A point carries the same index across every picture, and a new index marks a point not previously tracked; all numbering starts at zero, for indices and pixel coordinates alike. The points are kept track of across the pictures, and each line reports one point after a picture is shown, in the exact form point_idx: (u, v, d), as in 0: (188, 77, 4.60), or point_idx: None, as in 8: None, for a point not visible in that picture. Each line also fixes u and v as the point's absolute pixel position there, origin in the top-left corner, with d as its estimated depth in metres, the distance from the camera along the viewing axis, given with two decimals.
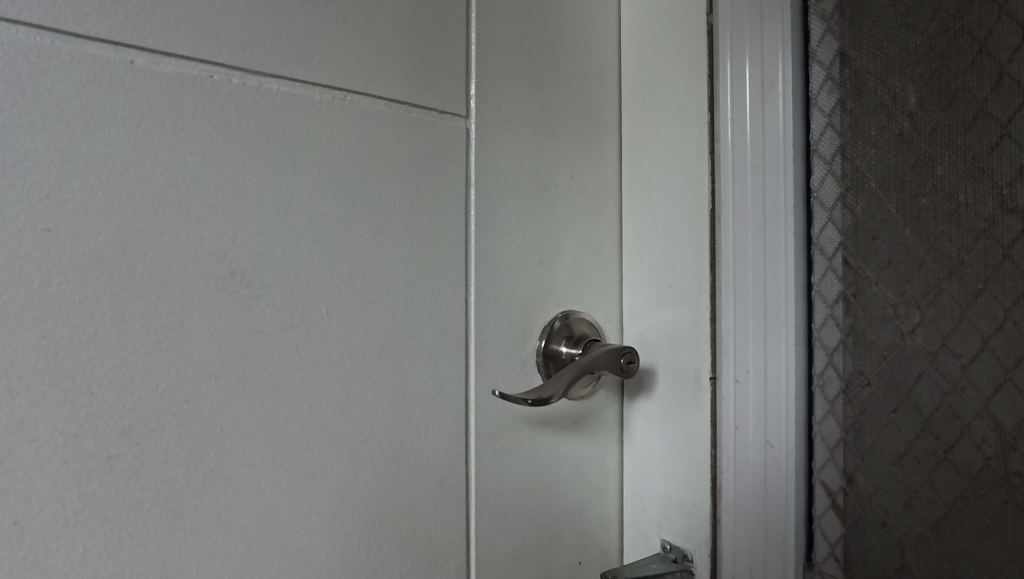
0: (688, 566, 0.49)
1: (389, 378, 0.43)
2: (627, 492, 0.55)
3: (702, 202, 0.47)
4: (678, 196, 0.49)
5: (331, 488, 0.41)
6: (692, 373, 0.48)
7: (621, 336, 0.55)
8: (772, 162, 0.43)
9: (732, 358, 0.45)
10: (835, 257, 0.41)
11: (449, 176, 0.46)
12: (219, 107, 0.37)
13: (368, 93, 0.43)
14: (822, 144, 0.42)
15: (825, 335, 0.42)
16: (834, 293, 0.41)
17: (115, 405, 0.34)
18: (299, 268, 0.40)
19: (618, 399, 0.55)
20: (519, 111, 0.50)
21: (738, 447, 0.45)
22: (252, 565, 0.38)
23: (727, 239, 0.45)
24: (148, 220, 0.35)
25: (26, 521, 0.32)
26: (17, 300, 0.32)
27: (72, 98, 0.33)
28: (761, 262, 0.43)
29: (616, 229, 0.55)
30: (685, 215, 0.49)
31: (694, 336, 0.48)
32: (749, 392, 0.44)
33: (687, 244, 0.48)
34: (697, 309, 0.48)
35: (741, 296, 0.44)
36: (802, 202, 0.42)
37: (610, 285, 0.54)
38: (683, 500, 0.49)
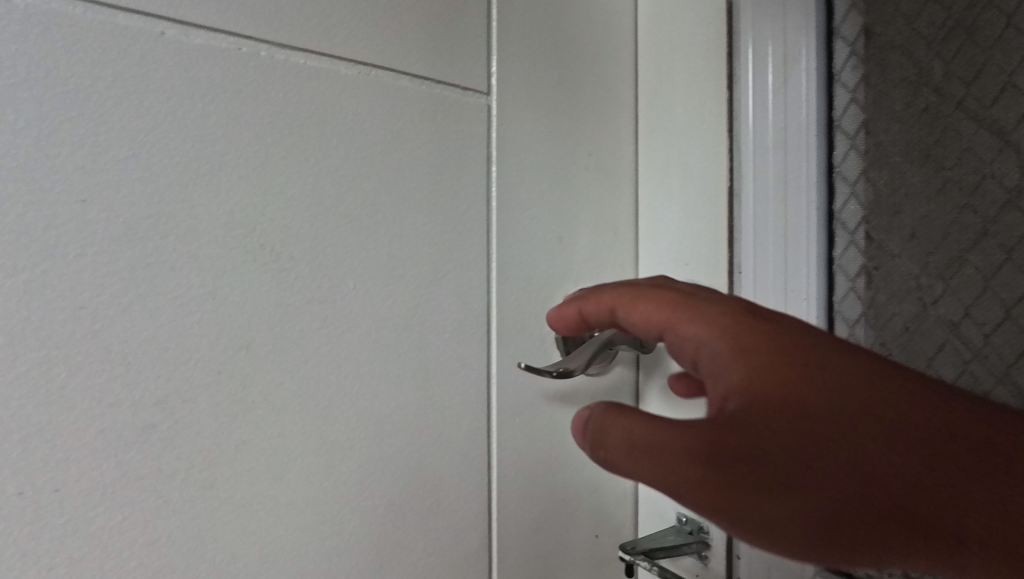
0: (705, 537, 0.50)
1: (414, 352, 0.44)
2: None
3: (720, 179, 0.48)
4: (696, 175, 0.50)
5: (359, 460, 0.41)
6: None
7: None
8: (794, 138, 0.43)
9: None
10: (858, 231, 0.42)
11: (470, 152, 0.46)
12: (248, 80, 0.37)
13: (392, 68, 0.43)
14: (845, 120, 0.42)
15: (846, 308, 0.42)
16: (856, 267, 0.42)
17: (150, 375, 0.34)
18: (327, 243, 0.40)
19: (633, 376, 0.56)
20: (538, 89, 0.50)
21: None
22: (283, 533, 0.39)
23: (746, 215, 0.46)
24: (181, 192, 0.35)
25: (67, 488, 0.32)
26: (54, 270, 0.32)
27: (104, 69, 0.33)
28: (782, 237, 0.44)
29: (631, 209, 0.55)
30: (703, 194, 0.49)
31: None
32: None
33: (705, 222, 0.49)
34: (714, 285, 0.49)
35: (762, 271, 0.45)
36: (824, 177, 0.43)
37: (626, 264, 0.55)
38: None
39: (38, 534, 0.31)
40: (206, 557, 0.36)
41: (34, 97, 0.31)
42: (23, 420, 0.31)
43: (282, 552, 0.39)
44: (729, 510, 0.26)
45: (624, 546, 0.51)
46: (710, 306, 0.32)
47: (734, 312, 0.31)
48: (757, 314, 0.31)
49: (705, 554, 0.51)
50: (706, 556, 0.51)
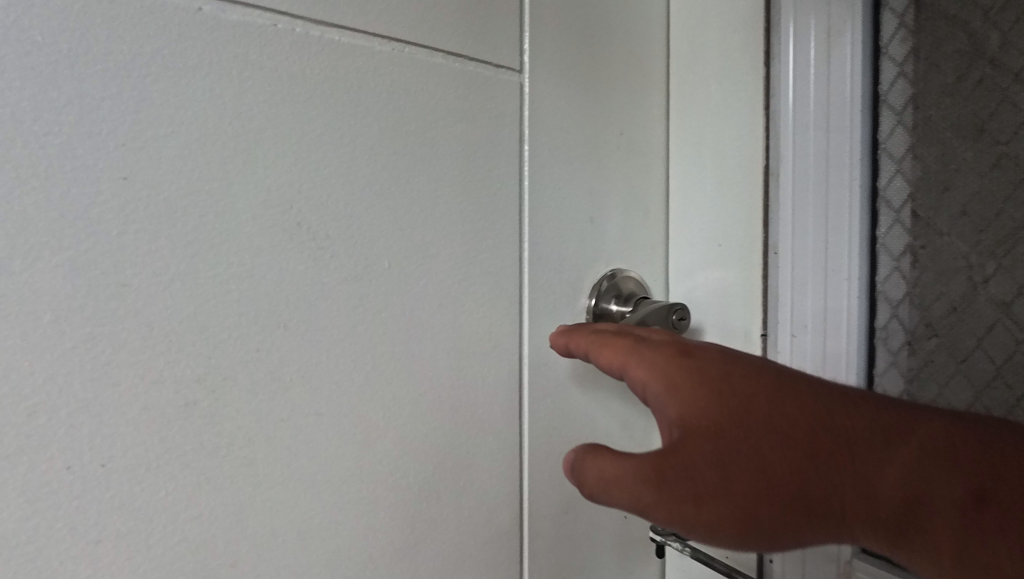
0: None
1: (447, 332, 0.44)
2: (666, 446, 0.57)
3: (755, 159, 0.47)
4: (730, 153, 0.49)
5: (394, 439, 0.42)
6: (741, 330, 0.49)
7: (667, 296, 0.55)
8: (837, 116, 0.43)
9: (790, 313, 0.46)
10: (904, 210, 0.42)
11: (503, 131, 0.46)
12: (284, 57, 0.37)
13: (426, 45, 0.42)
14: (892, 95, 0.43)
15: (890, 287, 0.44)
16: (901, 246, 0.43)
17: (191, 352, 0.35)
18: (362, 222, 0.40)
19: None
20: (571, 66, 0.49)
21: None
22: (321, 510, 0.39)
23: (784, 194, 0.46)
24: (219, 170, 0.35)
25: (113, 463, 0.33)
26: (98, 247, 0.32)
27: (143, 45, 0.33)
28: (822, 216, 0.44)
29: (662, 188, 0.55)
30: (738, 173, 0.49)
31: (743, 294, 0.49)
32: (806, 346, 0.46)
33: (738, 203, 0.49)
34: (747, 267, 0.49)
35: (801, 250, 0.45)
36: (868, 154, 0.43)
37: (656, 245, 0.54)
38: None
39: (86, 507, 0.32)
40: (247, 532, 0.37)
41: (76, 74, 0.31)
42: (70, 396, 0.31)
43: (320, 528, 0.39)
44: (685, 512, 0.28)
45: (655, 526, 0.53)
46: (647, 346, 0.35)
47: (669, 349, 0.34)
48: (690, 349, 0.34)
49: None
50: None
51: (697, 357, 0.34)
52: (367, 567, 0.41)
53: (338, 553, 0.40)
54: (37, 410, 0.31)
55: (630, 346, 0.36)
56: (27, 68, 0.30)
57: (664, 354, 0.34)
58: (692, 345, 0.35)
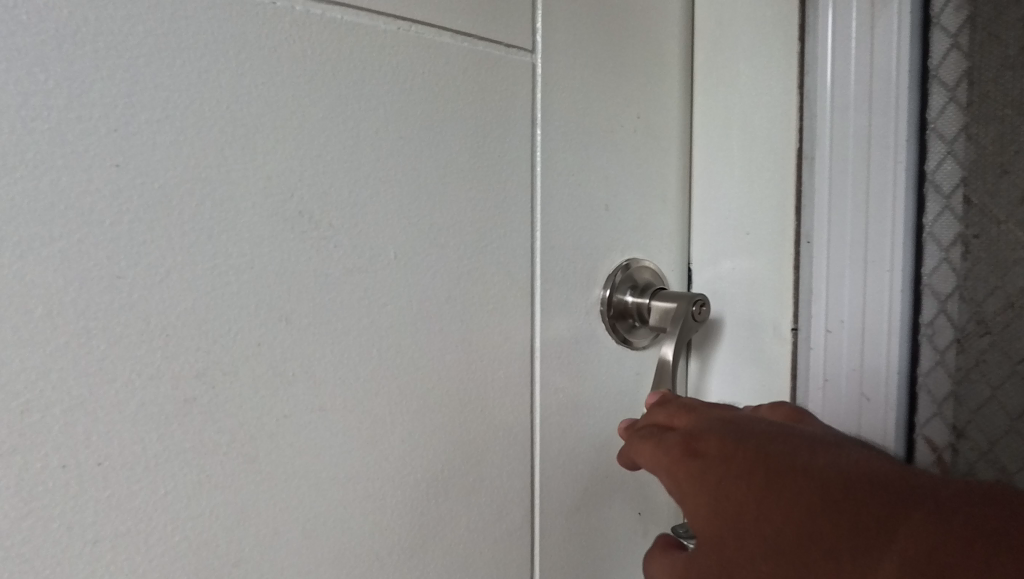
0: None
1: (456, 324, 0.42)
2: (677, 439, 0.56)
3: (789, 141, 0.45)
4: (760, 136, 0.47)
5: (401, 435, 0.40)
6: (772, 324, 0.48)
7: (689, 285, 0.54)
8: (882, 95, 0.41)
9: (824, 307, 0.44)
10: (953, 196, 0.40)
11: (514, 114, 0.44)
12: (283, 37, 0.35)
13: (433, 24, 0.40)
14: (944, 68, 0.40)
15: (937, 280, 0.41)
16: (950, 235, 0.41)
17: (190, 346, 0.33)
18: (366, 210, 0.38)
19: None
20: (586, 45, 0.46)
21: (829, 397, 0.45)
22: (326, 507, 0.38)
23: (821, 178, 0.44)
24: (216, 156, 0.33)
25: (110, 462, 0.32)
26: (90, 238, 0.31)
27: (134, 25, 0.31)
28: (863, 202, 0.42)
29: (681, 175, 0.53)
30: (769, 158, 0.47)
31: (772, 285, 0.47)
32: (842, 342, 0.44)
33: (769, 188, 0.47)
34: (778, 257, 0.47)
35: (838, 240, 0.43)
36: (916, 133, 0.41)
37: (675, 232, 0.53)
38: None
39: (83, 507, 0.31)
40: (251, 531, 0.36)
41: (64, 55, 0.30)
42: (65, 392, 0.30)
43: (325, 527, 0.38)
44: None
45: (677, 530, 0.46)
46: (662, 449, 0.36)
47: (680, 453, 0.35)
48: (697, 444, 0.35)
49: None
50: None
51: (702, 456, 0.34)
52: (374, 567, 0.40)
53: (343, 552, 0.39)
54: (32, 407, 0.30)
55: (652, 448, 0.37)
56: (12, 49, 0.29)
57: (675, 454, 0.35)
58: (700, 437, 0.35)
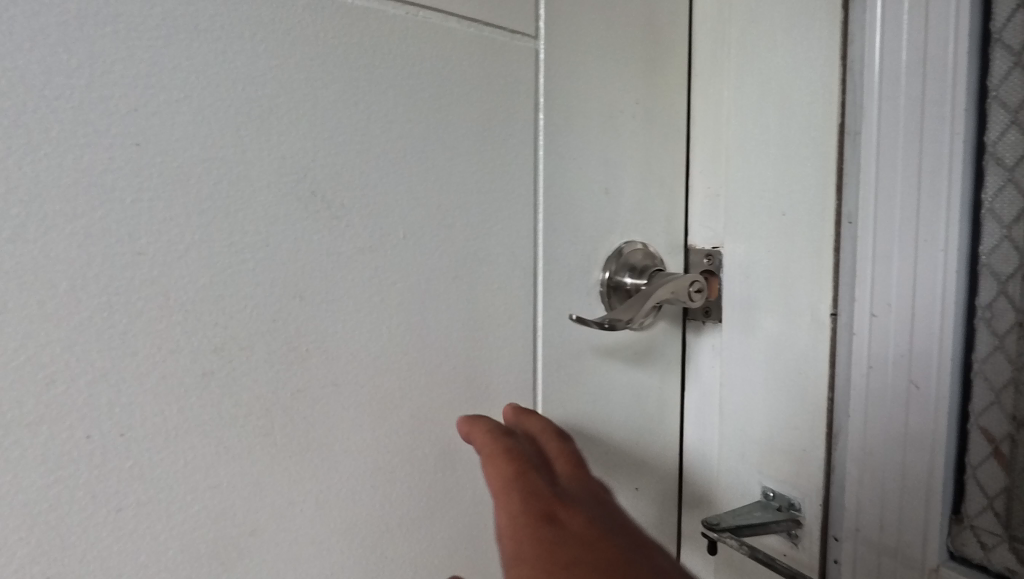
0: (796, 515, 0.46)
1: (463, 303, 0.43)
2: (697, 418, 0.54)
3: (833, 116, 0.42)
4: (798, 110, 0.44)
5: (410, 409, 0.42)
6: (809, 310, 0.44)
7: (715, 268, 0.52)
8: (937, 62, 0.37)
9: (869, 290, 0.41)
10: (1018, 169, 0.36)
11: (520, 99, 0.45)
12: (298, 21, 0.36)
13: (441, 9, 0.41)
14: (1009, 33, 0.36)
15: (995, 259, 0.37)
16: (1012, 211, 0.36)
17: (208, 321, 0.34)
18: (376, 191, 0.39)
19: (698, 323, 0.54)
20: (588, 32, 0.48)
21: (872, 388, 0.41)
22: (337, 479, 0.39)
23: (868, 153, 0.40)
24: (233, 136, 0.34)
25: (131, 433, 0.33)
26: (113, 215, 0.31)
27: (154, 7, 0.32)
28: (916, 177, 0.38)
29: (710, 154, 0.52)
30: (806, 134, 0.44)
31: (807, 268, 0.44)
32: (889, 327, 0.40)
33: (806, 168, 0.44)
34: (817, 239, 0.44)
35: (887, 218, 0.40)
36: (974, 105, 0.37)
37: (699, 212, 0.53)
38: (788, 443, 0.47)
39: (107, 476, 0.32)
40: (265, 503, 0.37)
41: (85, 36, 0.30)
42: (89, 364, 0.31)
43: (336, 498, 0.39)
44: None
45: (707, 521, 0.47)
46: (523, 481, 0.35)
47: (537, 506, 0.33)
48: (559, 510, 0.32)
49: (795, 532, 0.46)
50: (797, 535, 0.46)
51: (559, 524, 0.31)
52: (383, 537, 0.41)
53: (355, 522, 0.40)
54: (55, 379, 0.31)
55: (511, 476, 0.35)
56: (37, 30, 0.29)
57: (530, 507, 0.33)
58: (565, 504, 0.33)
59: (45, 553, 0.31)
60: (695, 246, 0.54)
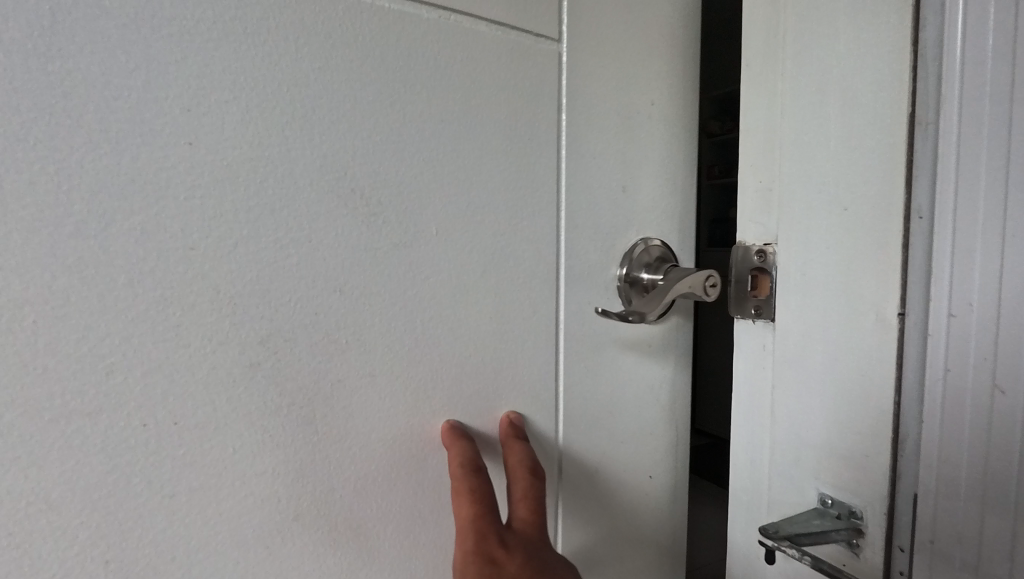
0: (858, 523, 0.40)
1: (491, 297, 0.45)
2: (745, 422, 0.48)
3: (891, 94, 0.37)
4: (863, 88, 0.38)
5: (442, 399, 0.43)
6: (869, 307, 0.38)
7: (765, 267, 0.46)
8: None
9: (947, 284, 0.33)
10: None
11: (543, 100, 0.47)
12: (338, 24, 0.37)
13: (470, 13, 0.43)
14: None
15: None
16: None
17: (255, 314, 0.36)
18: (412, 188, 0.40)
19: (745, 322, 0.48)
20: (607, 35, 0.49)
21: (951, 396, 0.34)
22: (374, 467, 0.41)
23: (925, 131, 0.35)
24: (278, 135, 0.36)
25: (184, 422, 0.34)
26: (168, 211, 0.33)
27: (205, 11, 0.33)
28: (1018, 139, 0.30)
29: (762, 142, 0.46)
30: (874, 114, 0.37)
31: (859, 261, 0.39)
32: (973, 326, 0.32)
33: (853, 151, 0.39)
34: (879, 230, 0.37)
35: (964, 196, 0.33)
36: None
37: (750, 206, 0.47)
38: (849, 451, 0.40)
39: (161, 463, 0.33)
40: (306, 490, 0.38)
41: (141, 40, 0.31)
42: (144, 356, 0.33)
43: (373, 485, 0.41)
44: None
45: (762, 529, 0.41)
46: (477, 527, 0.39)
47: (484, 553, 0.38)
48: (500, 554, 0.38)
49: (857, 541, 0.40)
50: (857, 544, 0.40)
51: (498, 567, 0.38)
52: (416, 523, 0.43)
53: (390, 509, 0.41)
54: (114, 369, 0.32)
55: (472, 519, 0.39)
56: (96, 33, 0.30)
57: (477, 553, 0.38)
58: (506, 548, 0.38)
59: (104, 537, 0.32)
60: (744, 241, 0.47)
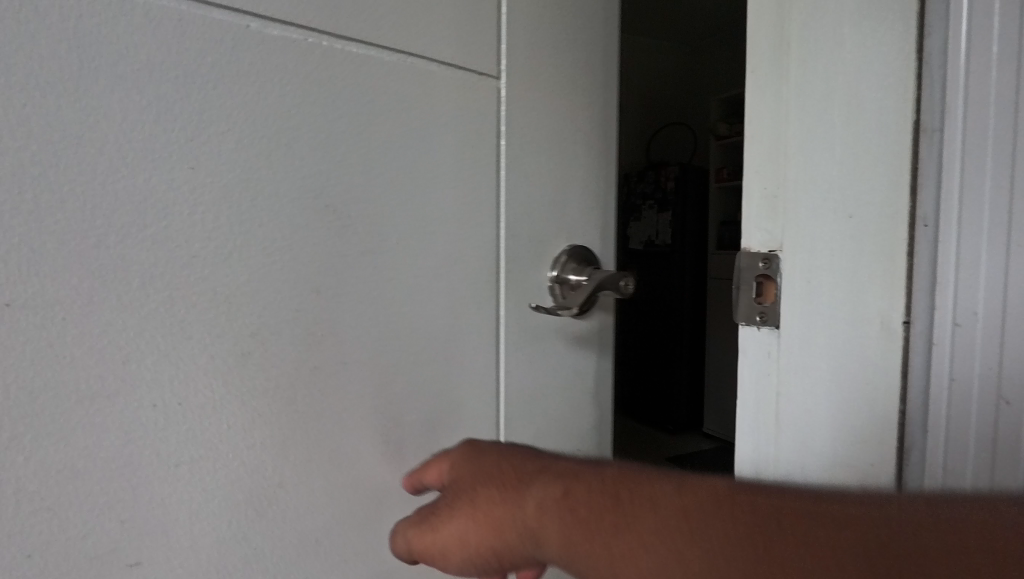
0: None
1: (442, 296, 0.53)
2: (751, 431, 0.51)
3: (898, 119, 0.42)
4: (870, 107, 0.43)
5: (402, 383, 0.51)
6: (879, 317, 0.43)
7: (771, 273, 0.48)
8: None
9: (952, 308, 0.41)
10: None
11: (485, 128, 0.55)
12: (315, 66, 0.44)
13: (424, 56, 0.50)
14: None
15: None
16: None
17: (246, 311, 0.42)
18: (376, 204, 0.48)
19: (750, 329, 0.51)
20: (539, 73, 0.59)
21: (954, 401, 0.41)
22: (345, 440, 0.48)
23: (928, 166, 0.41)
24: (265, 160, 0.42)
25: (187, 402, 0.40)
26: (174, 225, 0.39)
27: (204, 56, 0.39)
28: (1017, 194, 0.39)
29: (772, 148, 0.48)
30: (880, 131, 0.42)
31: (867, 270, 0.43)
32: (976, 342, 0.40)
33: (868, 168, 0.43)
34: (886, 242, 0.42)
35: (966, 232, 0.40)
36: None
37: (755, 213, 0.49)
38: (853, 458, 0.45)
39: (168, 437, 0.39)
40: (290, 461, 0.45)
41: (153, 81, 0.38)
42: (154, 346, 0.39)
43: (344, 456, 0.48)
44: (420, 544, 0.42)
45: None
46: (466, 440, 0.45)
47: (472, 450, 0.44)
48: (511, 474, 0.40)
49: None
50: None
51: (517, 482, 0.39)
52: (381, 489, 0.50)
53: (358, 477, 0.49)
54: (129, 358, 0.38)
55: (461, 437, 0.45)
56: (115, 76, 0.36)
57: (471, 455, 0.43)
58: (514, 468, 0.40)
59: (120, 501, 0.38)
60: (749, 249, 0.50)
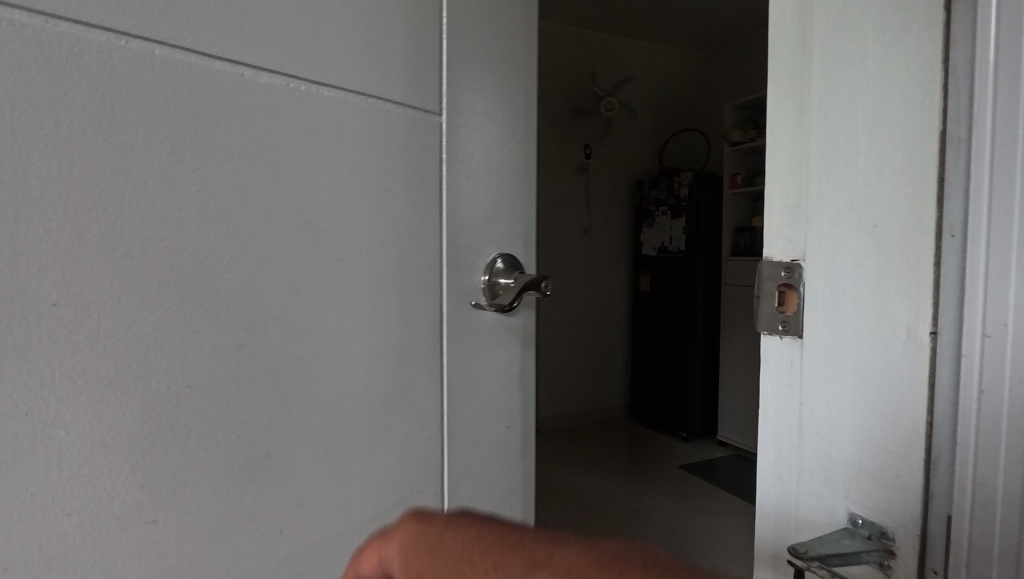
0: (885, 541, 0.47)
1: (397, 297, 0.63)
2: (773, 438, 0.56)
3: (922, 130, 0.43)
4: (891, 118, 0.45)
5: (365, 369, 0.61)
6: (906, 326, 0.45)
7: (794, 282, 0.53)
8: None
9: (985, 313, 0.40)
10: None
11: (430, 157, 0.66)
12: (296, 107, 0.54)
13: (382, 97, 0.61)
14: None
15: None
16: None
17: (242, 309, 0.51)
18: (344, 220, 0.58)
19: (774, 336, 0.55)
20: (472, 112, 0.71)
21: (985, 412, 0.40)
22: (320, 418, 0.57)
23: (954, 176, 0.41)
24: (257, 184, 0.51)
25: (194, 386, 0.48)
26: (185, 238, 0.47)
27: (210, 98, 0.48)
28: None
29: (793, 159, 0.53)
30: (903, 141, 0.44)
31: (886, 275, 0.45)
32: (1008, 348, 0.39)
33: (897, 173, 0.45)
34: (907, 251, 0.44)
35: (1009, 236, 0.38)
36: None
37: (779, 225, 0.54)
38: (876, 467, 0.47)
39: (179, 414, 0.47)
40: (276, 435, 0.54)
41: (169, 119, 0.46)
42: (169, 339, 0.46)
43: (319, 431, 0.57)
44: None
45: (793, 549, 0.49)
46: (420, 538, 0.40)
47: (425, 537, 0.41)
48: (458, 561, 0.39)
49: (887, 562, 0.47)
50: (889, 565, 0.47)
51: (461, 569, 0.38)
52: (349, 458, 0.60)
53: (330, 449, 0.58)
54: (148, 348, 0.45)
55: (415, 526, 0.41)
56: (139, 115, 0.44)
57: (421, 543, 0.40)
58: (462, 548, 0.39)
59: (139, 469, 0.45)
60: (772, 259, 0.55)
